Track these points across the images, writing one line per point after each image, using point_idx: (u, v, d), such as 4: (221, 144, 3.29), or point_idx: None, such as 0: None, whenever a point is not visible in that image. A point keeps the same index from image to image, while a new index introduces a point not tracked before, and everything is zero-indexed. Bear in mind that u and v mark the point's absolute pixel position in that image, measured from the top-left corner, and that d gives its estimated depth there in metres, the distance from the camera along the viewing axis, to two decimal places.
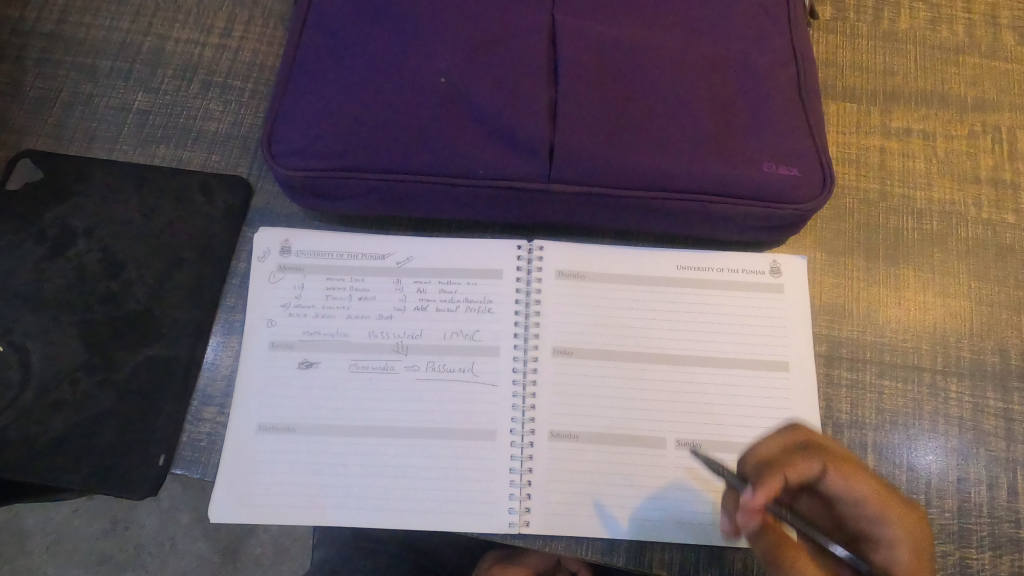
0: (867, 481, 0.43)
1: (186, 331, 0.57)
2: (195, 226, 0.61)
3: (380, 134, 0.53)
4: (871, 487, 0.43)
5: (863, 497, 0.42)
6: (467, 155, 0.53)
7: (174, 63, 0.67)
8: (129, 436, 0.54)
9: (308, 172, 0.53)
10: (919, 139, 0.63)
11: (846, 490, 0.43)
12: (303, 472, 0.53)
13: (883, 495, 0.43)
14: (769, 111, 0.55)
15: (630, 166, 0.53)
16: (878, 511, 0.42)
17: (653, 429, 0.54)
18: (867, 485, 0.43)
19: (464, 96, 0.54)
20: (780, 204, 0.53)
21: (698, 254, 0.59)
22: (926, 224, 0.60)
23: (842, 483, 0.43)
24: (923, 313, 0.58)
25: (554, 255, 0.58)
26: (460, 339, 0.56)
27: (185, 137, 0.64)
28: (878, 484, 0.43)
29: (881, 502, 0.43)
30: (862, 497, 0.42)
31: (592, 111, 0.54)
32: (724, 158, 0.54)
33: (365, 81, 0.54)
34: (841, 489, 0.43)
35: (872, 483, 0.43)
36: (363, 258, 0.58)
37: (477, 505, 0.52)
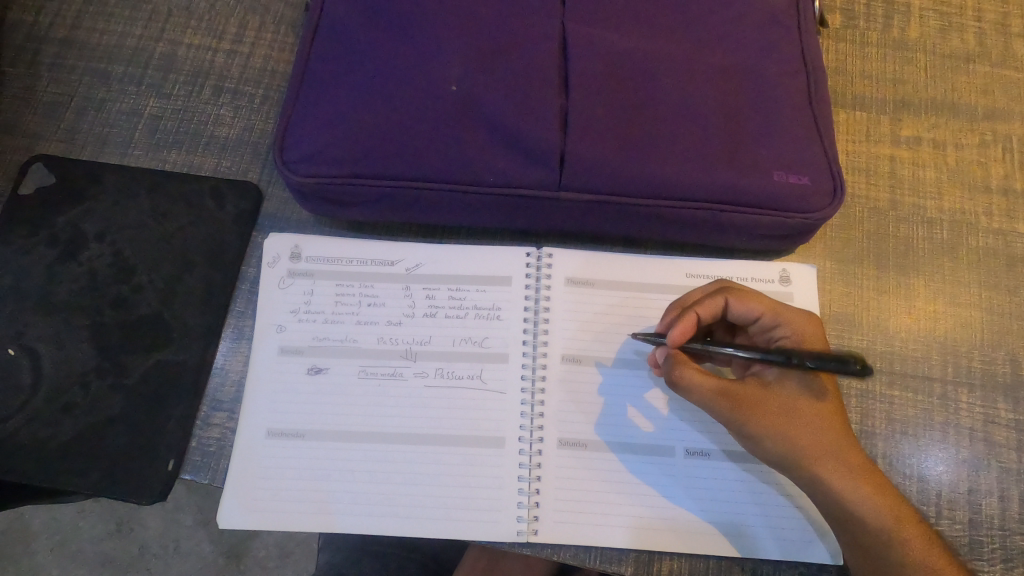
0: (760, 300, 0.51)
1: (197, 336, 0.58)
2: (206, 231, 0.61)
3: (391, 141, 0.53)
4: (764, 308, 0.51)
5: (758, 316, 0.51)
6: (478, 162, 0.53)
7: (186, 68, 0.68)
8: (139, 441, 0.55)
9: (319, 178, 0.53)
10: (929, 148, 0.63)
11: (741, 311, 0.51)
12: (312, 478, 0.53)
13: (774, 311, 0.51)
14: (780, 120, 0.55)
15: (640, 175, 0.53)
16: (770, 319, 0.51)
17: (662, 438, 0.54)
18: (760, 308, 0.51)
19: (475, 104, 0.54)
20: (790, 213, 0.53)
21: (708, 262, 0.58)
22: (936, 233, 0.60)
23: (740, 307, 0.51)
24: (934, 323, 0.58)
25: (563, 262, 0.58)
26: (469, 345, 0.56)
27: (197, 143, 0.65)
28: (771, 303, 0.51)
29: (775, 316, 0.51)
30: (756, 316, 0.51)
31: (603, 119, 0.54)
32: (734, 167, 0.54)
33: (376, 88, 0.54)
34: (739, 315, 0.51)
35: (765, 304, 0.51)
36: (373, 264, 0.59)
37: (485, 513, 0.52)
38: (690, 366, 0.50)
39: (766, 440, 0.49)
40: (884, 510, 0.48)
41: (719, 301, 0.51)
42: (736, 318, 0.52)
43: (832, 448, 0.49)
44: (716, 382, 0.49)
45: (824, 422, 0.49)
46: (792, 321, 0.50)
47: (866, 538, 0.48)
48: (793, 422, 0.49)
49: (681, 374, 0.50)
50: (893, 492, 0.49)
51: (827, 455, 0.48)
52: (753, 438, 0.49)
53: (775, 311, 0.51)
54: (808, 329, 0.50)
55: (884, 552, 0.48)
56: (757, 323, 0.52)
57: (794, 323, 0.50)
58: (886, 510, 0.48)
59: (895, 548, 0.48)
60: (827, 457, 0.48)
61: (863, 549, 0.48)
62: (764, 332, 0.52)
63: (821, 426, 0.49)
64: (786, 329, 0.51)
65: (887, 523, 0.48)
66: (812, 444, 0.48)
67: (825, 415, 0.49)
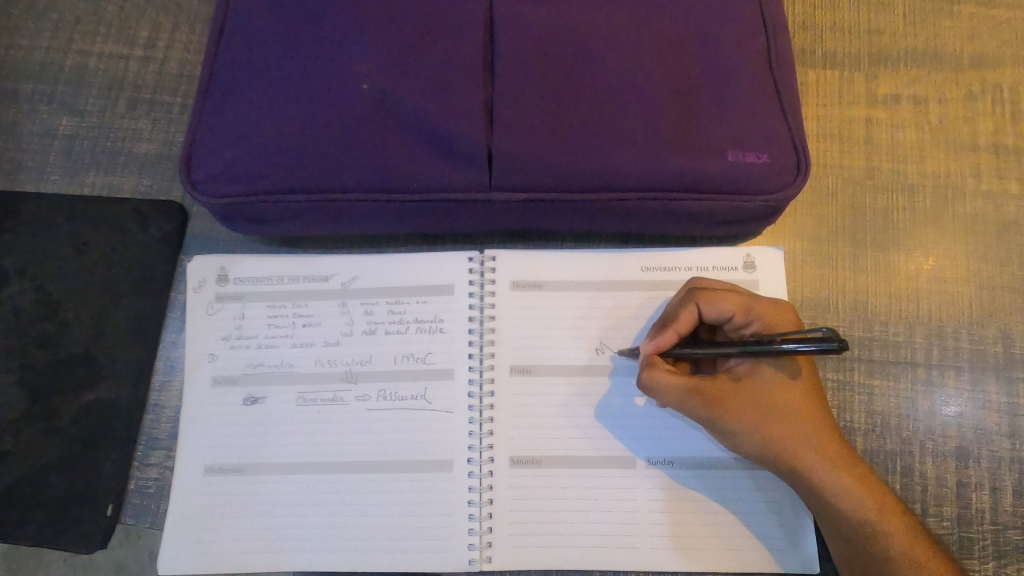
0: (730, 298, 0.47)
1: (128, 372, 0.55)
2: (131, 257, 0.57)
3: (303, 151, 0.48)
4: (735, 303, 0.47)
5: (731, 313, 0.47)
6: (401, 167, 0.48)
7: (99, 81, 0.63)
8: (76, 487, 0.52)
9: (232, 198, 0.49)
10: (909, 106, 0.57)
11: (714, 310, 0.47)
12: (254, 517, 0.50)
13: (744, 306, 0.47)
14: (734, 91, 0.50)
15: (579, 167, 0.48)
16: (743, 316, 0.47)
17: (623, 448, 0.50)
18: (731, 304, 0.47)
19: (391, 101, 0.49)
20: (749, 196, 0.48)
21: (664, 252, 0.54)
22: (918, 202, 0.55)
23: (712, 307, 0.47)
24: (917, 303, 0.53)
25: (507, 264, 0.54)
26: (411, 363, 0.52)
27: (115, 162, 0.60)
28: (740, 299, 0.47)
29: (747, 312, 0.47)
30: (727, 314, 0.47)
31: (534, 108, 0.48)
32: (683, 149, 0.48)
33: (284, 92, 0.49)
34: (712, 315, 0.47)
35: (735, 300, 0.47)
36: (305, 282, 0.55)
37: (436, 542, 0.49)
38: (660, 367, 0.45)
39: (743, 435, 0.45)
40: (868, 504, 0.44)
41: (689, 308, 0.47)
42: (709, 319, 0.47)
43: (809, 440, 0.45)
44: (686, 380, 0.45)
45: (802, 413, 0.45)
46: (762, 315, 0.47)
47: (851, 532, 0.45)
48: (770, 416, 0.45)
49: (651, 376, 0.46)
50: (877, 482, 0.45)
51: (807, 448, 0.45)
52: (733, 433, 0.45)
53: (746, 307, 0.46)
54: (781, 321, 0.47)
55: (869, 546, 0.44)
56: (727, 322, 0.47)
57: (764, 318, 0.47)
58: (871, 504, 0.44)
59: (881, 540, 0.44)
60: (805, 450, 0.45)
61: (848, 543, 0.45)
62: (735, 329, 0.48)
63: (799, 417, 0.45)
64: (758, 325, 0.47)
65: (871, 517, 0.44)
66: (791, 439, 0.45)
67: (802, 406, 0.45)
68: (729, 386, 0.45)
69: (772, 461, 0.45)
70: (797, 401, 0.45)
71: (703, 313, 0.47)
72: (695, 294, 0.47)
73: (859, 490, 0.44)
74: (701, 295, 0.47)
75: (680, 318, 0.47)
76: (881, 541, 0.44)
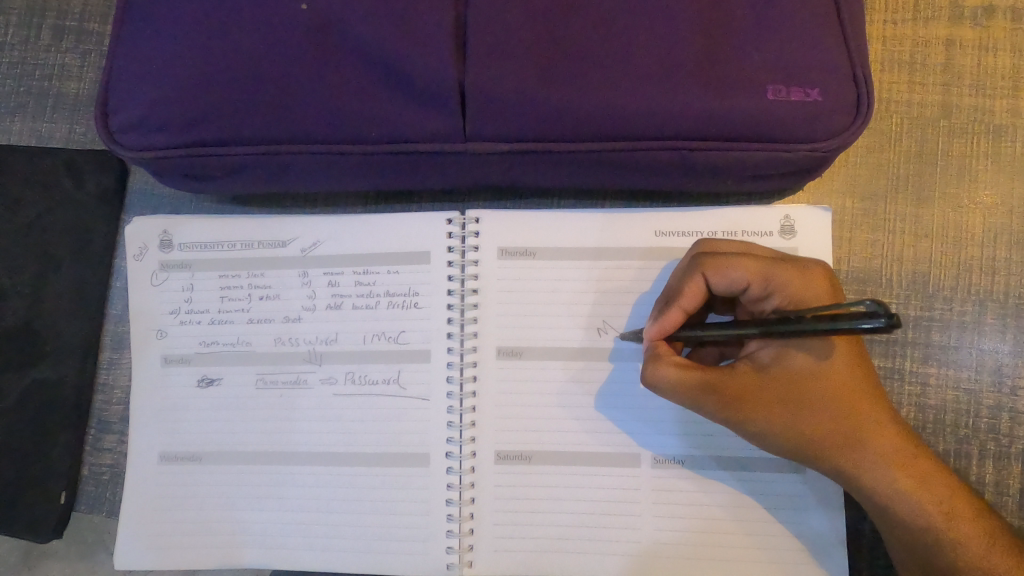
0: (744, 263, 0.37)
1: (72, 349, 0.49)
2: (67, 217, 0.50)
3: (237, 92, 0.39)
4: (751, 270, 0.37)
5: (746, 282, 0.37)
6: (357, 110, 0.39)
7: (17, 5, 0.53)
8: (23, 473, 0.47)
9: (158, 150, 0.41)
10: (1004, 21, 0.45)
11: (726, 280, 0.37)
12: (214, 510, 0.46)
13: (762, 272, 0.37)
14: (779, 4, 0.38)
15: (576, 108, 0.38)
16: (761, 285, 0.37)
17: (626, 444, 0.44)
18: (746, 271, 0.37)
19: (341, 25, 0.39)
20: (791, 144, 0.38)
21: (683, 214, 0.44)
22: (1005, 148, 0.44)
23: (722, 276, 0.37)
24: (991, 275, 0.43)
25: (493, 228, 0.45)
26: (383, 343, 0.45)
27: (43, 105, 0.52)
28: (757, 263, 0.37)
29: (766, 279, 0.37)
30: (742, 283, 0.37)
31: (521, 31, 0.38)
32: (710, 83, 0.38)
33: (210, 16, 0.40)
34: (722, 286, 0.38)
35: (750, 266, 0.37)
36: (260, 248, 0.47)
37: (411, 543, 0.44)
38: (664, 361, 0.37)
39: (772, 432, 0.37)
40: (932, 507, 0.37)
41: (694, 278, 0.38)
42: (720, 291, 0.38)
43: (853, 434, 0.36)
44: (698, 376, 0.36)
45: (844, 401, 0.36)
46: (787, 283, 0.37)
47: (909, 538, 0.37)
48: (804, 409, 0.36)
49: (653, 372, 0.37)
50: (941, 479, 0.37)
51: (851, 444, 0.37)
52: (759, 433, 0.37)
53: (764, 273, 0.37)
54: (812, 289, 0.37)
55: (932, 556, 0.37)
56: (744, 293, 0.38)
57: (790, 287, 0.37)
58: (935, 507, 0.37)
59: (944, 547, 0.36)
60: (847, 447, 0.37)
61: (904, 548, 0.38)
62: (755, 302, 0.38)
63: (840, 407, 0.36)
64: (783, 297, 0.37)
65: (937, 523, 0.37)
66: (829, 434, 0.36)
67: (844, 391, 0.37)
68: (747, 376, 0.36)
69: (808, 460, 0.37)
70: (838, 387, 0.37)
71: (711, 284, 0.38)
72: (702, 260, 0.38)
73: (918, 491, 0.37)
74: (709, 261, 0.38)
75: (685, 292, 0.38)
76: (947, 549, 0.36)
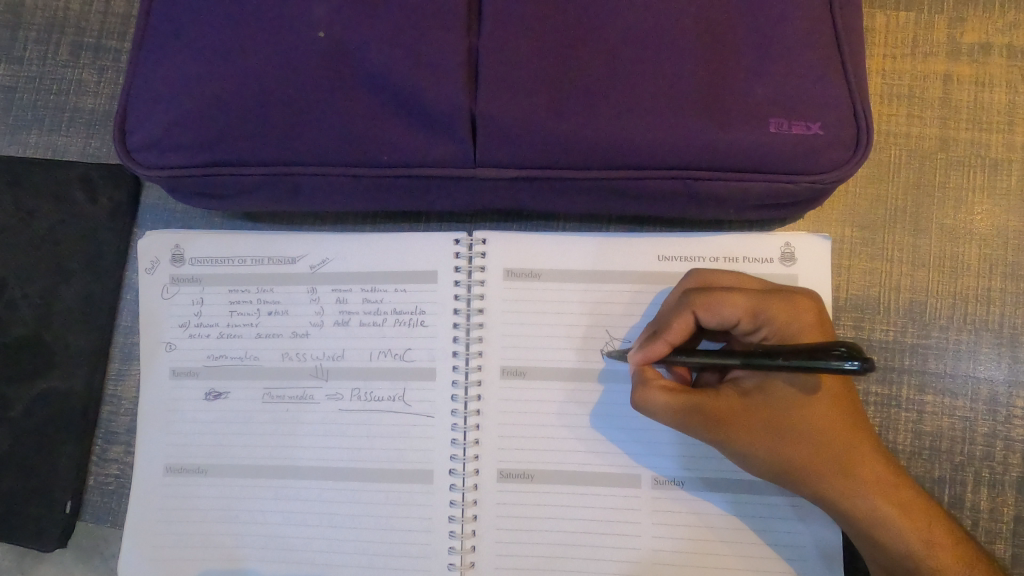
0: (733, 300, 0.38)
1: (81, 360, 0.49)
2: (80, 230, 0.51)
3: (253, 115, 0.41)
4: (739, 307, 0.38)
5: (734, 318, 0.38)
6: (369, 134, 0.40)
7: (37, 22, 0.54)
8: (30, 484, 0.48)
9: (173, 169, 0.42)
10: (1000, 58, 0.46)
11: (714, 315, 0.38)
12: (219, 522, 0.46)
13: (751, 308, 0.38)
14: (782, 40, 0.40)
15: (583, 137, 0.39)
16: (750, 321, 0.38)
17: (627, 464, 0.44)
18: (734, 308, 0.38)
19: (356, 53, 0.40)
20: (790, 176, 0.39)
21: (685, 239, 0.45)
22: (1000, 181, 0.45)
23: (709, 312, 0.38)
24: (987, 305, 0.44)
25: (499, 249, 0.46)
26: (388, 360, 0.46)
27: (59, 119, 0.53)
28: (747, 298, 0.38)
29: (754, 315, 0.38)
30: (730, 319, 0.38)
31: (530, 61, 0.39)
32: (713, 116, 0.39)
33: (228, 40, 0.41)
34: (711, 320, 0.39)
35: (740, 302, 0.38)
36: (270, 264, 0.48)
37: (412, 559, 0.44)
38: (652, 383, 0.38)
39: (753, 456, 0.38)
40: (914, 536, 0.37)
41: (682, 313, 0.39)
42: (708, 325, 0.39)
43: (834, 462, 0.37)
44: (680, 398, 0.38)
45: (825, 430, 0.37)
46: (776, 318, 0.38)
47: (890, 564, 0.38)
48: (785, 436, 0.37)
49: (640, 394, 0.39)
50: (924, 508, 0.38)
51: (833, 471, 0.37)
52: (740, 455, 0.38)
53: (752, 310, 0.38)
54: (801, 325, 0.37)
55: None
56: (732, 327, 0.39)
57: (778, 322, 0.38)
58: (915, 536, 0.37)
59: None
60: (828, 475, 0.37)
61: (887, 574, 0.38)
62: (745, 335, 0.39)
63: (822, 435, 0.37)
64: (770, 333, 0.38)
65: (917, 552, 0.37)
66: (810, 461, 0.37)
67: (826, 420, 0.37)
68: (733, 403, 0.37)
69: (788, 484, 0.38)
70: (819, 417, 0.37)
71: (699, 318, 0.39)
72: (692, 294, 0.39)
73: (898, 519, 0.37)
74: (698, 296, 0.38)
75: (673, 326, 0.38)
76: None
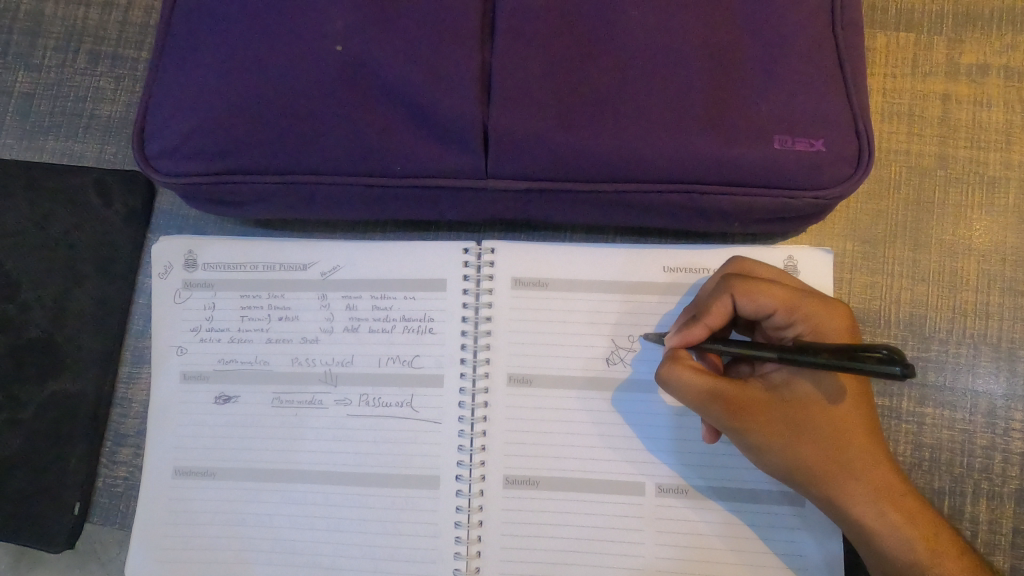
0: (775, 291, 0.39)
1: (93, 363, 0.50)
2: (94, 234, 0.52)
3: (269, 126, 0.41)
4: (777, 299, 0.39)
5: (771, 310, 0.39)
6: (383, 145, 0.41)
7: (57, 30, 0.56)
8: (40, 484, 0.48)
9: (190, 177, 0.42)
10: (998, 78, 0.47)
11: (752, 304, 0.39)
12: (225, 525, 0.47)
13: (789, 302, 0.39)
14: (786, 60, 0.41)
15: (592, 151, 0.40)
16: (784, 315, 0.39)
17: (631, 472, 0.45)
18: (772, 298, 0.39)
19: (372, 66, 0.41)
20: (794, 191, 0.40)
21: (690, 251, 0.46)
22: (998, 198, 0.46)
23: (747, 301, 0.39)
24: (985, 319, 0.45)
25: (508, 259, 0.47)
26: (397, 366, 0.47)
27: (76, 125, 0.54)
28: (786, 292, 0.39)
29: (790, 309, 0.39)
30: (767, 310, 0.39)
31: (542, 77, 0.40)
32: (719, 132, 0.40)
33: (248, 52, 0.42)
34: (748, 309, 0.39)
35: (778, 294, 0.39)
36: (282, 270, 0.49)
37: (417, 564, 0.45)
38: (683, 362, 0.38)
39: (768, 452, 0.38)
40: (921, 543, 0.38)
41: (722, 298, 0.39)
42: (745, 314, 0.40)
43: (847, 465, 0.38)
44: (711, 382, 0.38)
45: (840, 434, 0.38)
46: (811, 316, 0.39)
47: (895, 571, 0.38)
48: (800, 436, 0.38)
49: (669, 371, 0.38)
50: (930, 515, 0.38)
51: (845, 473, 0.38)
52: (756, 452, 0.38)
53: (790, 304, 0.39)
54: (838, 324, 0.38)
55: None
56: (767, 319, 0.40)
57: (813, 321, 0.38)
58: (922, 544, 0.38)
59: None
60: (841, 477, 0.38)
61: None
62: (777, 330, 0.40)
63: (837, 439, 0.38)
64: (803, 329, 0.39)
65: (924, 560, 0.37)
66: (824, 463, 0.38)
67: (841, 424, 0.38)
68: (759, 397, 0.38)
69: (801, 485, 0.38)
70: (836, 421, 0.38)
71: (737, 305, 0.39)
72: (732, 281, 0.39)
73: (908, 525, 0.38)
74: (739, 283, 0.39)
75: (711, 310, 0.39)
76: None
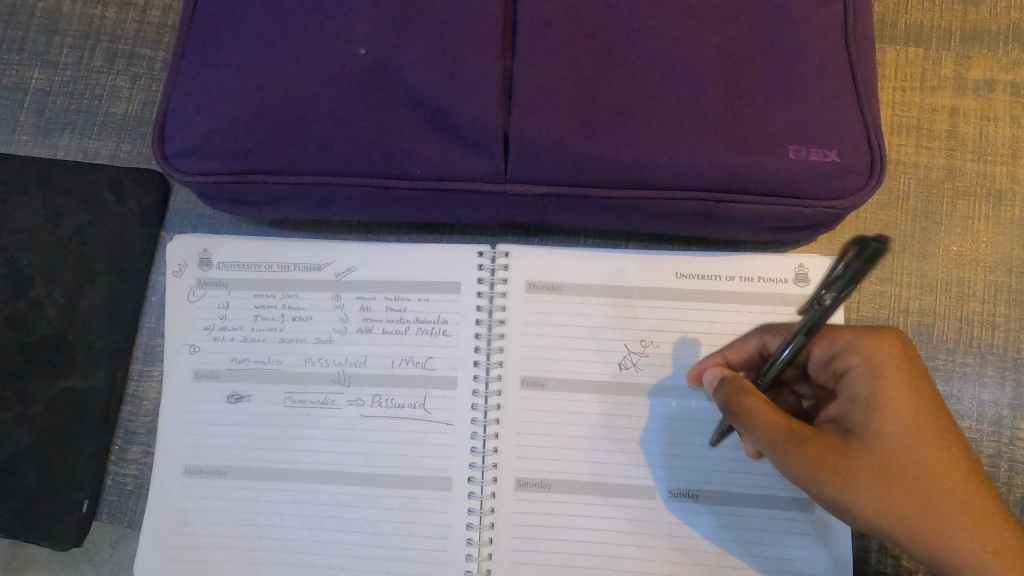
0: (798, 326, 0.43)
1: (104, 360, 0.50)
2: (108, 231, 0.52)
3: (291, 127, 0.42)
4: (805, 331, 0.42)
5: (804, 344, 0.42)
6: (403, 148, 0.42)
7: (73, 28, 0.56)
8: (49, 481, 0.48)
9: (210, 175, 0.43)
10: (1004, 94, 0.48)
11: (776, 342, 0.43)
12: (236, 524, 0.47)
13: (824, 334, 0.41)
14: (801, 72, 0.42)
15: (609, 156, 0.41)
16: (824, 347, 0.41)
17: (642, 476, 0.45)
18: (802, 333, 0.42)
19: (394, 71, 0.42)
20: (808, 201, 0.41)
21: (702, 257, 0.47)
22: (1004, 210, 0.47)
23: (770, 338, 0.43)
24: (992, 329, 0.46)
25: (522, 263, 0.48)
26: (410, 367, 0.47)
27: (91, 123, 0.54)
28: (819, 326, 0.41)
29: (829, 340, 0.40)
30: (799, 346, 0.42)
31: (561, 83, 0.41)
32: (735, 141, 0.41)
33: (270, 54, 0.42)
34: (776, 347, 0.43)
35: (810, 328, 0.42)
36: (297, 270, 0.49)
37: (428, 566, 0.45)
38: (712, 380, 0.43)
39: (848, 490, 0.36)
40: None
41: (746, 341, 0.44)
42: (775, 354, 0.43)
43: (923, 495, 0.36)
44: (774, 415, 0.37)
45: (913, 459, 0.36)
46: (855, 343, 0.39)
47: None
48: (873, 468, 0.36)
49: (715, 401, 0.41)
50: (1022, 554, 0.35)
51: (923, 504, 0.36)
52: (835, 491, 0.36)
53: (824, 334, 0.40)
54: (894, 351, 0.39)
55: None
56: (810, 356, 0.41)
57: (856, 345, 0.39)
58: None
59: None
60: (921, 508, 0.36)
61: None
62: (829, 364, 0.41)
63: (910, 467, 0.36)
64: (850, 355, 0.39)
65: None
66: (901, 494, 0.36)
67: (914, 451, 0.36)
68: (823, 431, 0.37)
69: (884, 522, 0.36)
70: (908, 446, 0.36)
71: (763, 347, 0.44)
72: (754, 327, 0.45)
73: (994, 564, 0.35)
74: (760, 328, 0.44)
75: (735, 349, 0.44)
76: None
